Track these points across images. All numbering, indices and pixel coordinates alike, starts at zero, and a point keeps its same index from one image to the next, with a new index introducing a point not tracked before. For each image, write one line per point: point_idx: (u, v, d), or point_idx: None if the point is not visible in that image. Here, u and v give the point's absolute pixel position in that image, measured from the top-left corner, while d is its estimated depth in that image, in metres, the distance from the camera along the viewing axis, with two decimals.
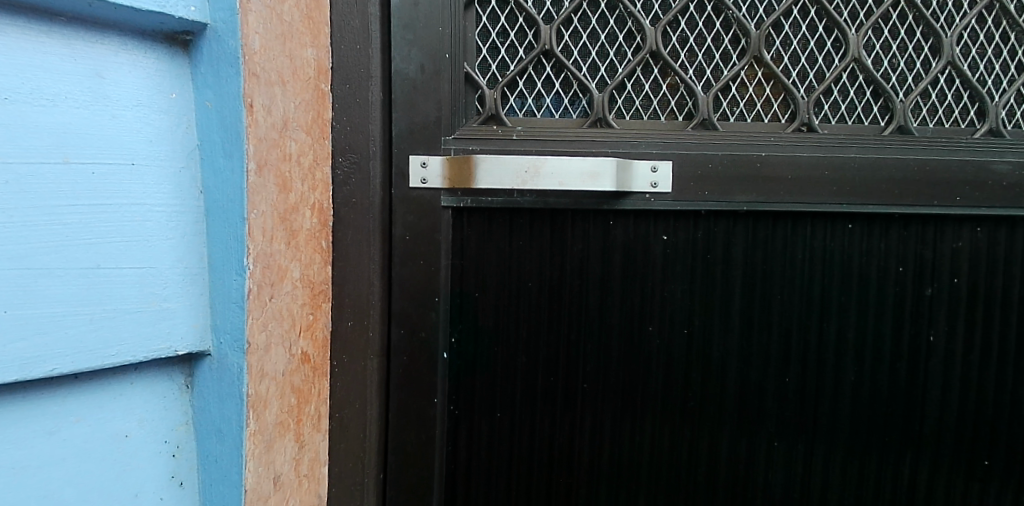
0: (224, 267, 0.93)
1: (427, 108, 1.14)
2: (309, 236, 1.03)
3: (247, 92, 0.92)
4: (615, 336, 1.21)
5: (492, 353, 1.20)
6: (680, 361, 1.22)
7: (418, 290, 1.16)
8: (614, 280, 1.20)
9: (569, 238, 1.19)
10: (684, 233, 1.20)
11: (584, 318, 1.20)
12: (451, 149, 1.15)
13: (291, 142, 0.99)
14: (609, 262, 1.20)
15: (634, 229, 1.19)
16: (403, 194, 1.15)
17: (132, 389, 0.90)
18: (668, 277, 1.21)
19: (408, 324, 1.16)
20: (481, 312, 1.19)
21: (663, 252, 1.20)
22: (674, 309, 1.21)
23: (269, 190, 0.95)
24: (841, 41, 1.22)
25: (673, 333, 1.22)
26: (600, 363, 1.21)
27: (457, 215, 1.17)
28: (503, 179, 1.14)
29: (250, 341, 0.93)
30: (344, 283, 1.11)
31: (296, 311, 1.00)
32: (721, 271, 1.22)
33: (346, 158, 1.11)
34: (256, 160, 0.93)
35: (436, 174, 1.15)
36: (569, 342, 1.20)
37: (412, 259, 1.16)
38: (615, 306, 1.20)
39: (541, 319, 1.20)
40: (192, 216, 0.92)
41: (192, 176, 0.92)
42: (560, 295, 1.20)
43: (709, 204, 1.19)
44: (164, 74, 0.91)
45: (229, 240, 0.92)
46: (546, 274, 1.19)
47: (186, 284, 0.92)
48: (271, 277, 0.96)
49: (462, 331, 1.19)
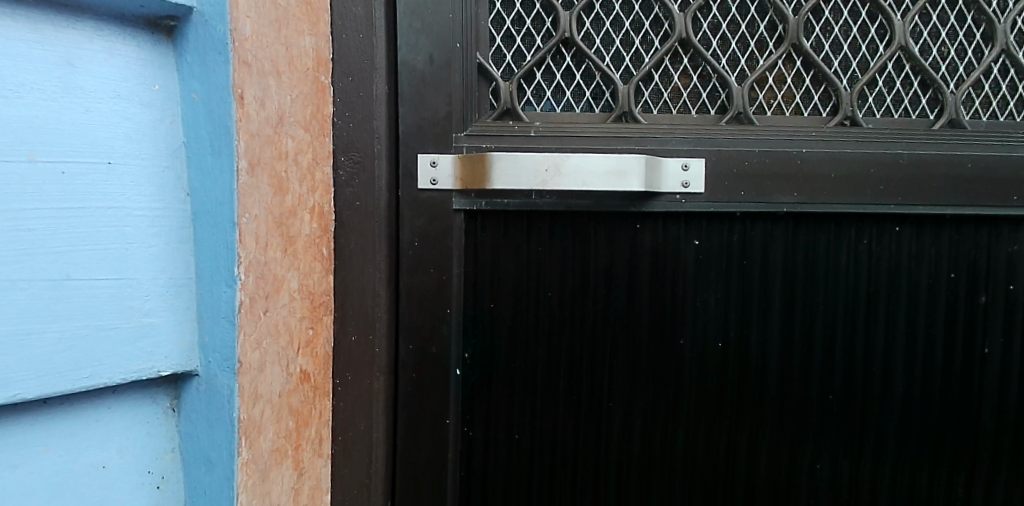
0: (213, 278, 0.83)
1: (436, 103, 1.05)
2: (308, 242, 0.94)
3: (237, 83, 0.83)
4: (643, 351, 1.11)
5: (509, 368, 1.10)
6: (714, 376, 1.12)
7: (428, 300, 1.06)
8: (641, 289, 1.10)
9: (592, 243, 1.09)
10: (717, 238, 1.10)
11: (609, 330, 1.10)
12: (464, 147, 1.06)
13: (287, 139, 0.90)
14: (636, 269, 1.10)
15: (663, 233, 1.09)
16: (411, 196, 1.05)
17: (110, 414, 0.81)
18: (700, 286, 1.11)
19: (417, 338, 1.06)
20: (498, 325, 1.09)
21: (695, 258, 1.10)
22: (707, 321, 1.11)
23: (262, 191, 0.86)
24: (886, 28, 1.12)
25: (707, 347, 1.11)
26: (627, 378, 1.11)
27: (470, 219, 1.08)
28: (520, 179, 1.04)
29: (241, 361, 0.83)
30: (347, 294, 1.02)
31: (294, 324, 0.91)
32: (758, 278, 1.12)
33: (348, 157, 1.02)
34: (248, 158, 0.84)
35: (446, 174, 1.05)
36: (592, 356, 1.10)
37: (421, 268, 1.06)
38: (644, 318, 1.10)
39: (563, 331, 1.10)
40: (177, 221, 0.83)
41: (177, 177, 0.83)
42: (583, 306, 1.10)
43: (745, 206, 1.09)
44: (146, 64, 0.82)
45: (218, 248, 0.83)
46: (568, 283, 1.09)
47: (170, 297, 0.82)
48: (266, 288, 0.86)
49: (476, 344, 1.09)
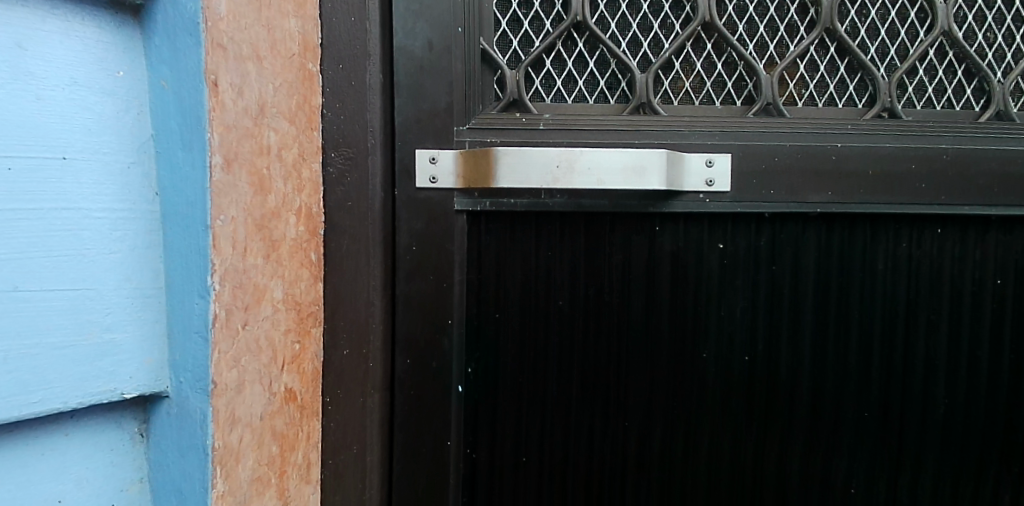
0: (184, 288, 0.74)
1: (436, 93, 0.96)
2: (294, 247, 0.85)
3: (210, 68, 0.74)
4: (663, 365, 1.01)
5: (516, 384, 1.00)
6: (739, 392, 1.02)
7: (428, 310, 0.97)
8: (661, 298, 1.01)
9: (607, 247, 0.99)
10: (744, 241, 1.01)
11: (626, 343, 1.01)
12: (466, 141, 0.96)
13: (270, 132, 0.80)
14: (654, 276, 1.00)
15: (685, 236, 1.00)
16: (409, 196, 0.96)
17: (67, 442, 0.71)
18: (725, 294, 1.01)
19: (415, 352, 0.97)
20: (504, 337, 1.00)
21: (720, 263, 1.01)
22: (733, 332, 1.02)
23: (240, 190, 0.76)
24: (927, 11, 1.02)
25: (732, 361, 1.02)
26: (646, 395, 1.02)
27: (473, 220, 0.98)
28: (529, 176, 0.94)
29: (215, 381, 0.74)
30: (339, 304, 0.92)
31: (278, 339, 0.82)
32: (788, 285, 1.02)
33: (338, 153, 0.92)
34: (223, 152, 0.74)
35: (447, 171, 0.96)
36: (607, 371, 1.01)
37: (419, 274, 0.97)
38: (664, 329, 1.01)
39: (576, 344, 1.01)
40: (144, 224, 0.74)
41: (144, 174, 0.74)
42: (597, 316, 1.00)
43: (774, 206, 1.00)
44: (108, 46, 0.72)
45: (189, 254, 0.74)
46: (581, 291, 1.00)
47: (136, 309, 0.73)
48: (245, 298, 0.77)
49: (480, 359, 1.00)
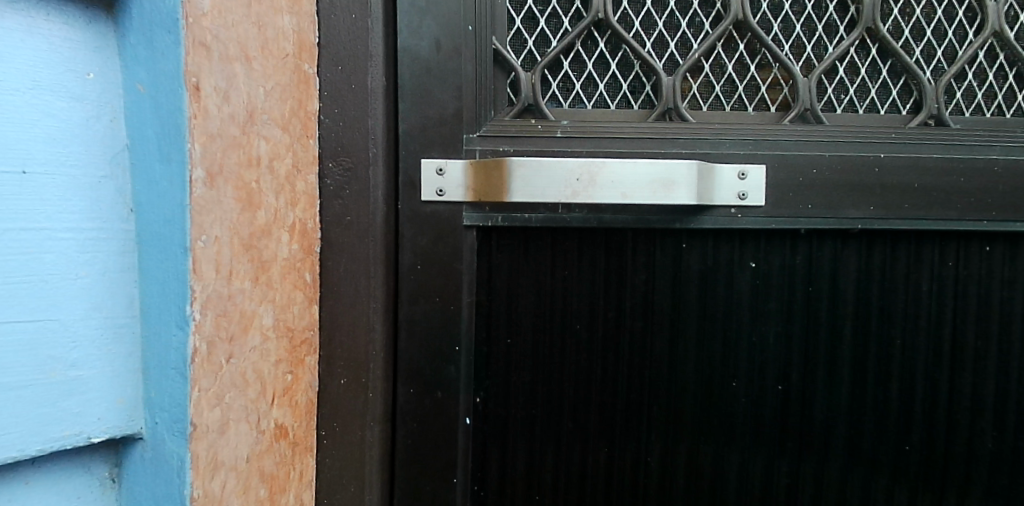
0: (160, 318, 0.66)
1: (444, 97, 0.88)
2: (286, 267, 0.77)
3: (191, 69, 0.65)
4: (688, 395, 0.93)
5: (529, 416, 0.92)
6: (771, 424, 0.94)
7: (433, 334, 0.89)
8: (688, 321, 0.92)
9: (629, 266, 0.91)
10: (778, 260, 0.93)
11: (649, 371, 0.93)
12: (476, 150, 0.88)
13: (259, 141, 0.72)
14: (681, 298, 0.92)
15: (714, 253, 0.92)
16: (413, 210, 0.88)
17: (26, 492, 0.63)
18: (757, 318, 0.93)
19: (418, 380, 0.89)
20: (516, 364, 0.92)
21: (751, 284, 0.93)
22: (766, 359, 0.94)
23: (225, 206, 0.68)
24: (977, 9, 0.93)
25: (764, 390, 0.94)
26: (670, 428, 0.93)
27: (484, 236, 0.90)
28: (547, 190, 0.86)
29: (195, 423, 0.66)
30: (335, 328, 0.84)
31: (267, 371, 0.74)
32: (826, 308, 0.94)
33: (336, 163, 0.84)
34: (204, 164, 0.66)
35: (456, 183, 0.88)
36: (629, 401, 0.93)
37: (424, 296, 0.89)
38: (691, 356, 0.93)
39: (594, 372, 0.92)
40: (116, 246, 0.66)
41: (117, 189, 0.66)
42: (618, 341, 0.92)
43: (811, 221, 0.91)
44: (78, 46, 0.64)
45: (166, 279, 0.65)
46: (601, 314, 0.92)
47: (106, 342, 0.65)
48: (229, 328, 0.68)
49: (489, 387, 0.92)
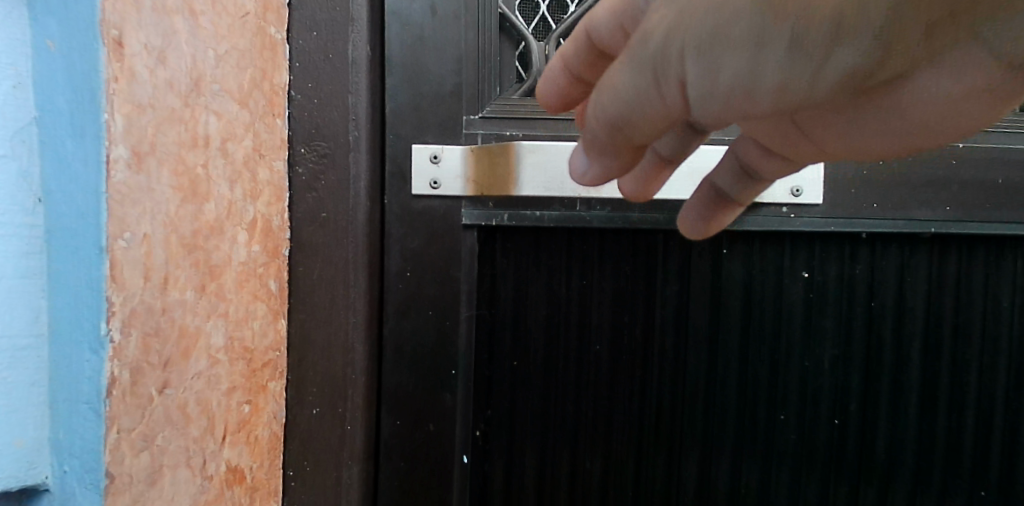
0: (72, 339, 0.51)
1: (440, 71, 0.73)
2: (242, 273, 0.63)
3: (113, 19, 0.50)
4: (729, 428, 0.79)
5: (539, 452, 0.78)
6: (823, 464, 0.80)
7: (424, 356, 0.75)
8: (728, 342, 0.78)
9: (661, 276, 0.77)
10: (834, 270, 0.78)
11: (681, 401, 0.78)
12: (479, 135, 0.74)
13: (206, 117, 0.58)
14: (720, 314, 0.78)
15: (759, 260, 0.78)
16: (402, 206, 0.73)
17: None
18: (811, 340, 0.79)
19: (406, 410, 0.75)
20: (524, 392, 0.77)
21: (805, 297, 0.78)
22: (819, 388, 0.79)
23: (158, 196, 0.54)
24: None
25: (817, 425, 0.79)
26: (705, 467, 0.79)
27: (487, 238, 0.75)
28: (562, 182, 0.73)
29: (114, 474, 0.51)
30: (307, 347, 0.70)
31: (215, 400, 0.60)
32: (891, 328, 0.79)
33: (310, 148, 0.70)
34: (129, 142, 0.51)
35: (453, 174, 0.73)
36: (656, 435, 0.78)
37: (414, 309, 0.74)
38: (731, 382, 0.79)
39: (617, 400, 0.78)
40: (18, 245, 0.51)
41: (20, 172, 0.51)
42: (647, 365, 0.78)
43: (876, 223, 0.77)
44: None
45: (80, 289, 0.51)
46: (625, 332, 0.77)
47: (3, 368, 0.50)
48: (163, 350, 0.54)
49: (491, 419, 0.77)
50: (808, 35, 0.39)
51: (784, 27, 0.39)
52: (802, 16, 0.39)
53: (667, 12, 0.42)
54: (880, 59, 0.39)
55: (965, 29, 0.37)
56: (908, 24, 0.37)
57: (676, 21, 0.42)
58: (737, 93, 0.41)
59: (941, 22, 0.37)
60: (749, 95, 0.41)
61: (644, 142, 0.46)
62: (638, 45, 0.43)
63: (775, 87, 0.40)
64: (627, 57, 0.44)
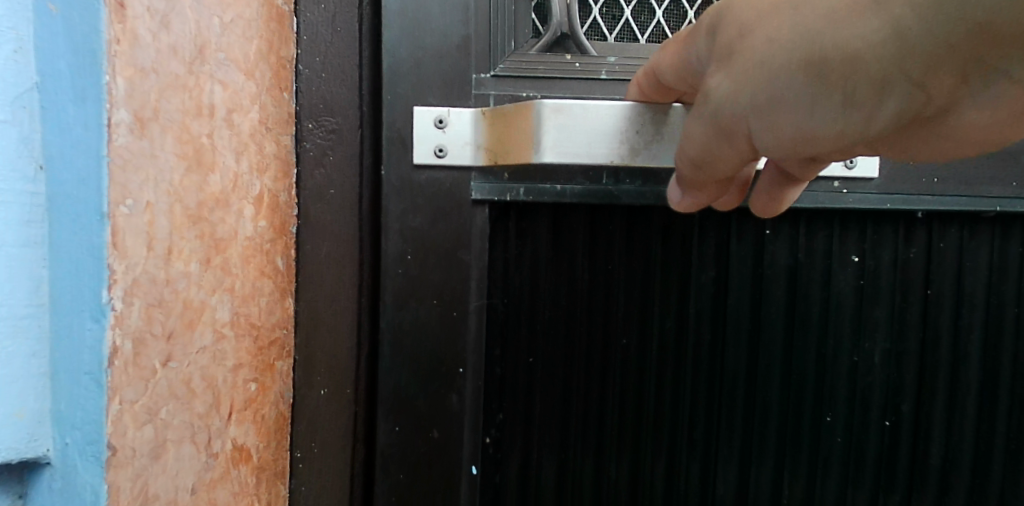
0: (73, 307, 0.50)
1: (445, 20, 0.69)
2: (249, 248, 0.62)
3: None
4: (774, 419, 0.77)
5: (564, 448, 0.76)
6: (875, 469, 0.79)
7: (426, 354, 0.70)
8: (773, 329, 0.76)
9: (697, 261, 0.75)
10: (887, 254, 0.76)
11: (723, 392, 0.77)
12: (490, 96, 0.70)
13: (212, 86, 0.57)
14: (763, 304, 0.76)
15: (807, 243, 0.76)
16: (403, 178, 0.69)
17: None
18: (863, 335, 0.77)
19: (408, 415, 0.70)
20: (543, 388, 0.75)
21: (855, 284, 0.76)
22: (871, 378, 0.78)
23: (161, 163, 0.52)
24: None
25: (868, 428, 0.78)
26: (750, 459, 0.78)
27: (500, 215, 0.72)
28: (591, 146, 0.59)
29: (115, 447, 0.50)
30: (315, 327, 0.69)
31: (221, 377, 0.59)
32: (948, 316, 0.77)
33: (318, 123, 0.68)
34: (131, 107, 0.50)
35: (461, 139, 0.69)
36: (692, 440, 0.77)
37: (415, 297, 0.70)
38: (777, 372, 0.77)
39: (654, 401, 0.76)
40: (20, 210, 0.50)
41: (22, 136, 0.50)
42: (686, 354, 0.76)
43: (938, 201, 0.74)
44: None
45: (80, 256, 0.49)
46: (656, 323, 0.75)
47: (6, 336, 0.50)
48: (167, 322, 0.53)
49: (502, 424, 0.75)
50: (859, 93, 0.43)
51: (832, 89, 0.43)
52: (845, 80, 0.43)
53: (724, 80, 0.48)
54: (926, 101, 0.42)
55: (988, 66, 0.40)
56: (938, 77, 0.41)
57: (731, 88, 0.47)
58: (800, 142, 0.46)
59: (975, 69, 0.40)
60: (809, 145, 0.46)
61: (726, 176, 0.52)
62: (703, 103, 0.49)
63: (835, 135, 0.45)
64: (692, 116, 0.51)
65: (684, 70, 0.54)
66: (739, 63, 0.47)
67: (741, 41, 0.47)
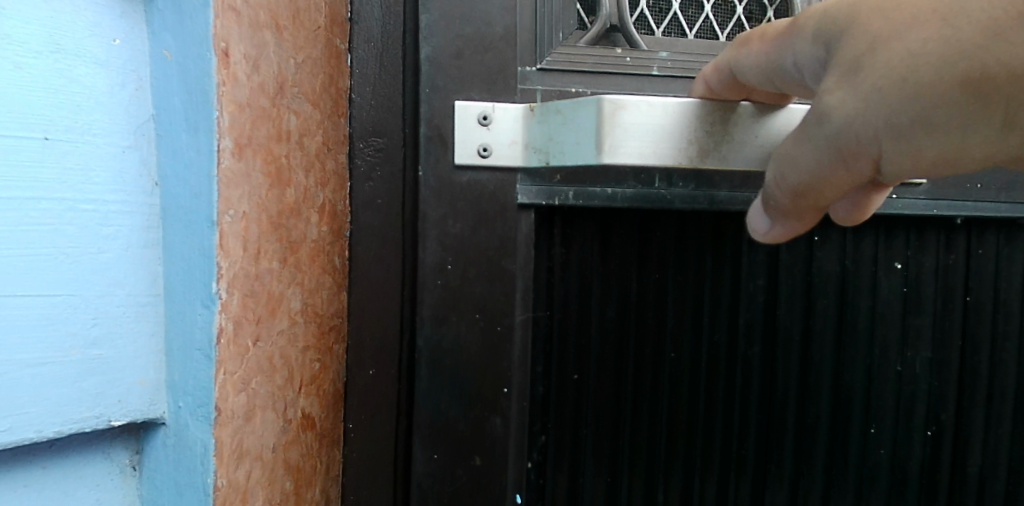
0: (186, 296, 0.62)
1: (488, 12, 0.75)
2: (314, 250, 0.74)
3: (221, 33, 0.61)
4: (827, 405, 0.90)
5: (620, 446, 0.85)
6: (920, 473, 0.94)
7: (468, 377, 0.77)
8: (828, 327, 0.89)
9: (743, 275, 0.87)
10: (929, 260, 0.90)
11: (781, 384, 0.89)
12: (538, 90, 0.77)
13: (288, 115, 0.69)
14: (814, 315, 0.89)
15: (855, 254, 0.89)
16: (444, 178, 0.76)
17: (46, 478, 0.60)
18: (909, 345, 0.91)
19: (445, 443, 0.77)
20: (602, 394, 0.84)
21: (901, 287, 0.90)
22: (917, 366, 0.92)
23: (253, 179, 0.65)
24: None
25: (913, 435, 0.93)
26: (804, 442, 0.90)
27: (543, 221, 0.80)
28: (657, 145, 0.66)
29: (221, 408, 0.62)
30: (362, 314, 0.78)
31: (294, 356, 0.71)
32: (991, 315, 0.92)
33: (367, 144, 0.77)
34: (233, 135, 0.62)
35: (504, 138, 0.76)
36: (744, 451, 0.89)
37: (455, 311, 0.76)
38: (828, 365, 0.90)
39: (719, 421, 0.88)
40: (140, 219, 0.63)
41: (141, 160, 0.63)
42: (743, 351, 0.88)
43: (980, 206, 0.87)
44: (104, 9, 0.61)
45: (193, 254, 0.62)
46: (708, 336, 0.87)
47: (130, 320, 0.62)
48: (257, 309, 0.65)
49: (544, 447, 0.84)
50: (1018, 117, 0.51)
51: (988, 115, 0.52)
52: (1003, 107, 0.51)
53: (851, 102, 0.54)
54: None
55: None
56: None
57: (860, 105, 0.53)
58: (939, 161, 0.53)
59: None
60: (946, 166, 0.54)
61: (829, 198, 0.58)
62: (823, 124, 0.55)
63: (980, 155, 0.53)
64: (805, 136, 0.56)
65: (772, 72, 0.63)
66: (866, 84, 0.53)
67: (869, 54, 0.54)
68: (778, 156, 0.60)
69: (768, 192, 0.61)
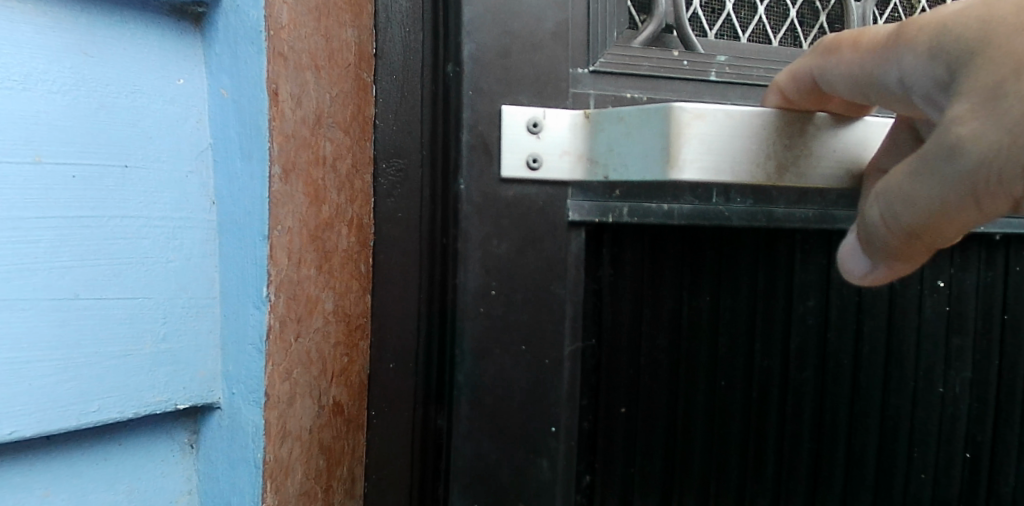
0: (239, 298, 0.73)
1: (539, 10, 0.81)
2: (345, 259, 0.83)
3: (272, 76, 0.72)
4: (874, 410, 1.03)
5: (678, 456, 0.94)
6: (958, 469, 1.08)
7: (508, 420, 0.82)
8: (877, 340, 1.02)
9: (787, 298, 0.97)
10: (969, 278, 1.05)
11: (833, 391, 1.01)
12: (590, 94, 0.84)
13: (325, 142, 0.80)
14: (862, 332, 1.01)
15: (904, 277, 1.02)
16: (491, 191, 0.81)
17: (120, 452, 0.71)
18: (952, 365, 1.05)
19: (484, 487, 0.82)
20: (658, 410, 0.93)
21: (941, 304, 1.04)
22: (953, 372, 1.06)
23: (296, 200, 0.76)
24: None
25: (954, 454, 1.07)
26: (854, 442, 1.02)
27: (594, 235, 0.87)
28: (724, 165, 0.68)
29: (269, 394, 0.73)
30: (384, 317, 0.86)
31: (327, 351, 0.81)
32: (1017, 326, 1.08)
33: (389, 164, 0.86)
34: (281, 163, 0.73)
35: (551, 147, 0.81)
36: (799, 453, 1.00)
37: (498, 346, 0.82)
38: (875, 373, 1.02)
39: (773, 427, 0.98)
40: (200, 233, 0.74)
41: (201, 182, 0.74)
42: (796, 365, 0.98)
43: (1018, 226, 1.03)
44: (170, 54, 0.72)
45: (247, 263, 0.73)
46: (759, 356, 0.97)
47: (191, 318, 0.73)
48: (298, 309, 0.76)
49: (591, 485, 0.91)
50: None
51: None
52: None
53: (977, 132, 0.55)
54: None
55: None
56: None
57: (988, 136, 0.54)
58: None
59: None
60: None
61: (943, 234, 0.59)
62: (949, 152, 0.56)
63: None
64: (926, 171, 0.57)
65: (864, 84, 0.64)
66: (1000, 109, 0.54)
67: (1008, 82, 0.54)
68: (891, 189, 0.61)
69: (874, 233, 0.63)
